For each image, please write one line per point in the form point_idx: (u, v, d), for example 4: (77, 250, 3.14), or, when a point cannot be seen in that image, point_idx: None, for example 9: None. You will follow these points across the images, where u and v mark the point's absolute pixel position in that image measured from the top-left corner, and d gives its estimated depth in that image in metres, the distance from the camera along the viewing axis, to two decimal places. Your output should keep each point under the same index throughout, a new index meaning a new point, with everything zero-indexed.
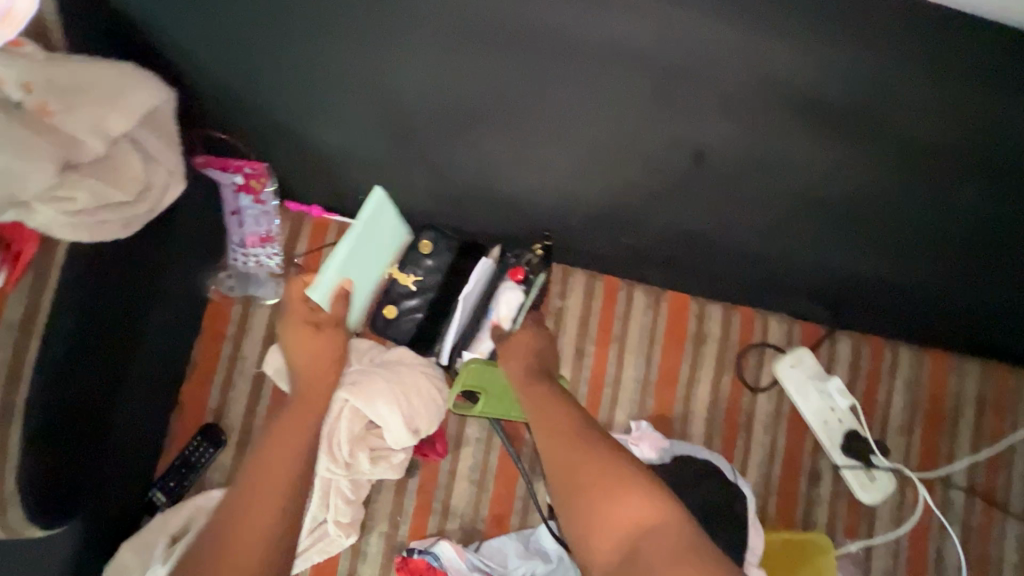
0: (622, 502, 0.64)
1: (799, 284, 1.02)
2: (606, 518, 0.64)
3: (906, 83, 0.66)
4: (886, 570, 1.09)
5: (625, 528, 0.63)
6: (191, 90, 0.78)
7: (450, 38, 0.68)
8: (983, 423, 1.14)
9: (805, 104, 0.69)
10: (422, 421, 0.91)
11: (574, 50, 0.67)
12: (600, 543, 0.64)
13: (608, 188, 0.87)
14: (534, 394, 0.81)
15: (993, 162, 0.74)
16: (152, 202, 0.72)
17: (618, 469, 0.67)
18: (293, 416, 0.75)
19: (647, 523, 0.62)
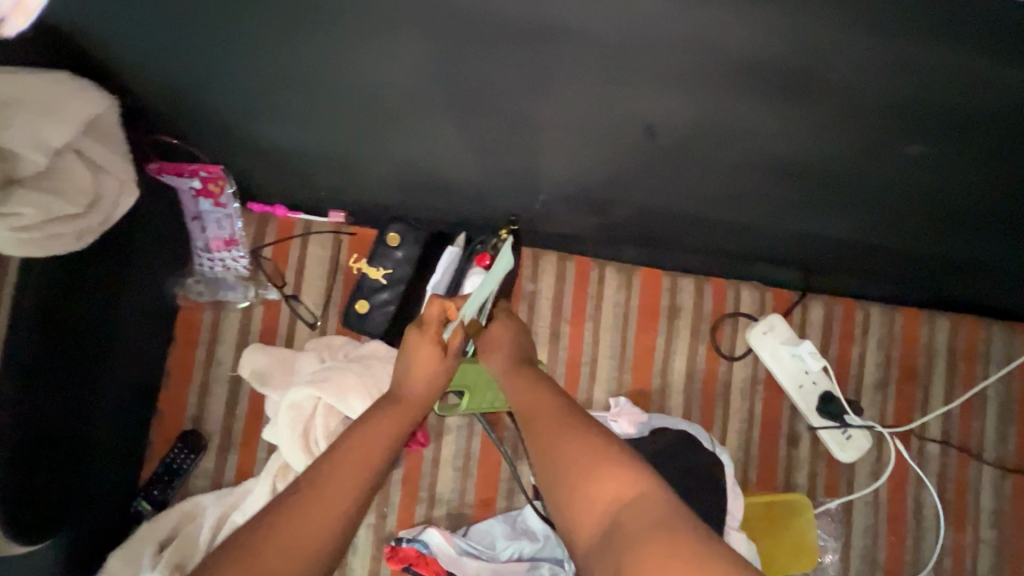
0: (597, 478, 0.60)
1: (766, 251, 1.03)
2: (583, 494, 0.60)
3: (871, 61, 0.62)
4: (866, 524, 1.12)
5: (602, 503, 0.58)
6: (130, 100, 0.75)
7: (389, 38, 0.64)
8: (955, 374, 1.16)
9: (765, 83, 0.66)
10: None
11: (519, 43, 0.63)
12: (580, 522, 0.59)
13: (568, 171, 0.86)
14: (521, 380, 0.79)
15: (959, 131, 0.72)
16: (105, 213, 0.72)
17: (594, 446, 0.63)
18: (383, 424, 0.71)
19: (624, 497, 0.58)
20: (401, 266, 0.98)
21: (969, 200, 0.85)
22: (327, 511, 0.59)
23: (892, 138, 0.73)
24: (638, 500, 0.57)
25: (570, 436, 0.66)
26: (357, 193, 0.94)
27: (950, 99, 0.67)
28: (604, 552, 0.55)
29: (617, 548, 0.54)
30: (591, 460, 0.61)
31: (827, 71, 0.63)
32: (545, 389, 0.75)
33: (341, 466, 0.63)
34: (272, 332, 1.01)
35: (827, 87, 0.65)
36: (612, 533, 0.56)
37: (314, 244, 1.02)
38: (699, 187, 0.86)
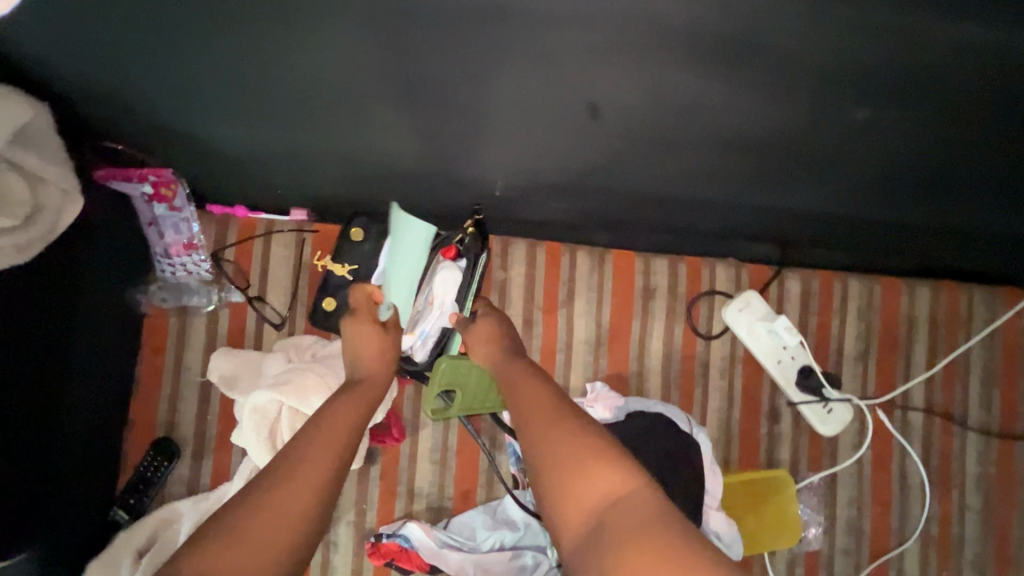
0: (587, 474, 0.60)
1: (738, 226, 1.01)
2: (574, 491, 0.60)
3: (823, 29, 0.59)
4: (851, 496, 1.11)
5: (591, 501, 0.58)
6: (69, 105, 0.74)
7: (319, 28, 0.62)
8: (937, 341, 1.14)
9: (710, 57, 0.64)
10: None
11: (454, 28, 0.61)
12: (568, 518, 0.59)
13: (525, 156, 0.84)
14: (513, 370, 0.77)
15: (921, 96, 0.69)
16: (49, 224, 0.71)
17: (585, 442, 0.63)
18: (349, 402, 0.73)
19: (615, 495, 0.58)
20: (366, 262, 0.96)
21: (936, 164, 0.83)
22: (298, 491, 0.60)
23: (847, 104, 0.71)
24: (628, 498, 0.57)
25: (561, 430, 0.65)
26: (315, 189, 0.93)
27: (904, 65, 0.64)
28: (589, 549, 0.55)
29: (604, 547, 0.54)
30: (582, 457, 0.61)
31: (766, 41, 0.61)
32: (534, 379, 0.74)
33: (313, 445, 0.65)
34: (240, 334, 1.01)
35: (771, 57, 0.63)
36: (599, 531, 0.56)
37: (278, 244, 1.01)
38: (660, 164, 0.85)
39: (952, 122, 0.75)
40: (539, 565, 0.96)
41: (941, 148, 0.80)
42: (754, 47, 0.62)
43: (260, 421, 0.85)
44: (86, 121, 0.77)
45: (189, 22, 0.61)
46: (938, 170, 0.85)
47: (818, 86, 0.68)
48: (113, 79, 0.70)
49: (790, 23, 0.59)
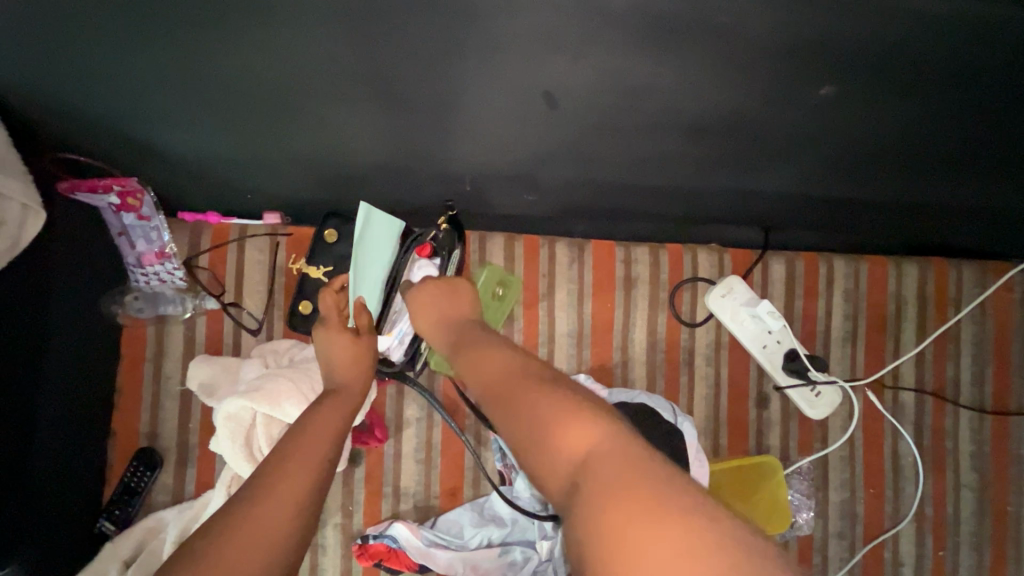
0: (558, 431, 0.51)
1: (717, 210, 1.00)
2: (547, 449, 0.51)
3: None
4: (843, 479, 1.10)
5: (564, 457, 0.50)
6: (25, 116, 0.73)
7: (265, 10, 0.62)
8: (926, 316, 1.12)
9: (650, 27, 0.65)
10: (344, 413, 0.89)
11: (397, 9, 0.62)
12: (549, 485, 0.51)
13: (491, 151, 0.83)
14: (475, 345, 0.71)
15: (872, 55, 0.70)
16: (11, 238, 0.70)
17: (561, 399, 0.55)
18: (327, 414, 0.73)
19: (585, 451, 0.49)
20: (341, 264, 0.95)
21: (905, 135, 0.82)
22: (279, 509, 0.58)
23: (802, 73, 0.71)
24: (598, 447, 0.49)
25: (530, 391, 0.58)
26: (283, 191, 0.92)
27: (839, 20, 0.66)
28: (568, 503, 0.47)
29: (577, 512, 0.45)
30: (551, 411, 0.54)
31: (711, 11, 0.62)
32: (497, 349, 0.68)
33: (291, 461, 0.64)
34: (218, 341, 1.00)
35: (714, 32, 0.66)
36: (575, 484, 0.47)
37: (251, 249, 1.00)
38: (629, 152, 0.83)
39: (910, 89, 0.75)
40: (528, 560, 0.96)
41: (909, 116, 0.79)
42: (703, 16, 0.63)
43: (237, 428, 0.85)
44: (45, 132, 0.76)
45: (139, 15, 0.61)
46: (910, 141, 0.84)
47: (770, 57, 0.69)
48: (67, 88, 0.69)
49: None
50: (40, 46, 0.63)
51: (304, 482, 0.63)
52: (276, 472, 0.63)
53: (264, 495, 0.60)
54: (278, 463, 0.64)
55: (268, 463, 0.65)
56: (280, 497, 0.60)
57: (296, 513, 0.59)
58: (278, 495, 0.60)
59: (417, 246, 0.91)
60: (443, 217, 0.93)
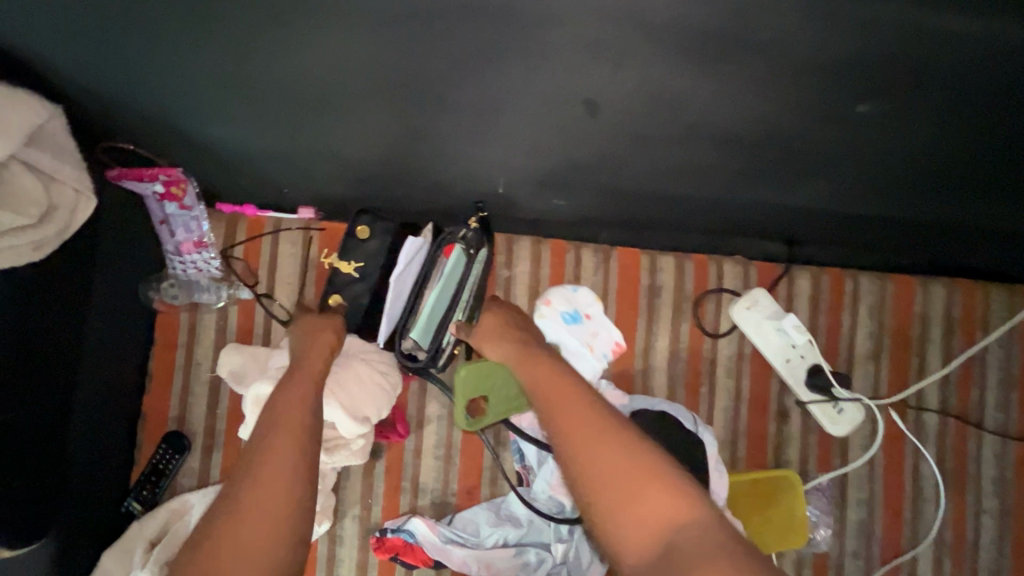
0: (644, 497, 0.58)
1: (743, 222, 1.00)
2: (628, 515, 0.58)
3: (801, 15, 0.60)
4: (861, 498, 1.10)
5: (661, 524, 0.57)
6: (82, 108, 0.76)
7: (310, 19, 0.62)
8: (952, 338, 1.11)
9: (692, 44, 0.64)
10: (370, 409, 0.92)
11: (438, 23, 0.62)
12: (631, 542, 0.57)
13: (525, 156, 0.84)
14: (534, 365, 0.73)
15: (915, 78, 0.69)
16: (62, 223, 0.73)
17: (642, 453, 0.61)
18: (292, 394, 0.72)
19: (680, 522, 0.56)
20: (372, 259, 0.96)
21: (939, 155, 0.82)
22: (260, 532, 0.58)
23: (843, 93, 0.71)
24: (696, 524, 0.56)
25: (609, 441, 0.61)
26: (319, 186, 0.94)
27: (890, 48, 0.64)
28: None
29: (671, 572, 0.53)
30: (627, 462, 0.60)
31: (751, 30, 0.62)
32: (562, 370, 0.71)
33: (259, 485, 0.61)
34: (249, 330, 1.03)
35: (758, 48, 0.64)
36: (667, 560, 0.54)
37: (285, 242, 1.03)
38: (661, 160, 0.84)
39: (948, 111, 0.74)
40: (542, 562, 0.97)
41: (944, 138, 0.79)
42: (744, 33, 0.63)
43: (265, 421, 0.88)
44: (98, 122, 0.79)
45: (187, 15, 0.62)
46: (944, 160, 0.83)
47: (811, 76, 0.68)
48: (122, 82, 0.72)
49: (776, 13, 0.60)
50: (98, 44, 0.66)
51: (279, 500, 0.60)
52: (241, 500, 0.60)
53: (235, 532, 0.58)
54: (245, 490, 0.60)
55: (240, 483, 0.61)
56: (253, 523, 0.58)
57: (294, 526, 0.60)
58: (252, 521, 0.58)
59: (445, 246, 0.92)
60: (473, 219, 0.94)
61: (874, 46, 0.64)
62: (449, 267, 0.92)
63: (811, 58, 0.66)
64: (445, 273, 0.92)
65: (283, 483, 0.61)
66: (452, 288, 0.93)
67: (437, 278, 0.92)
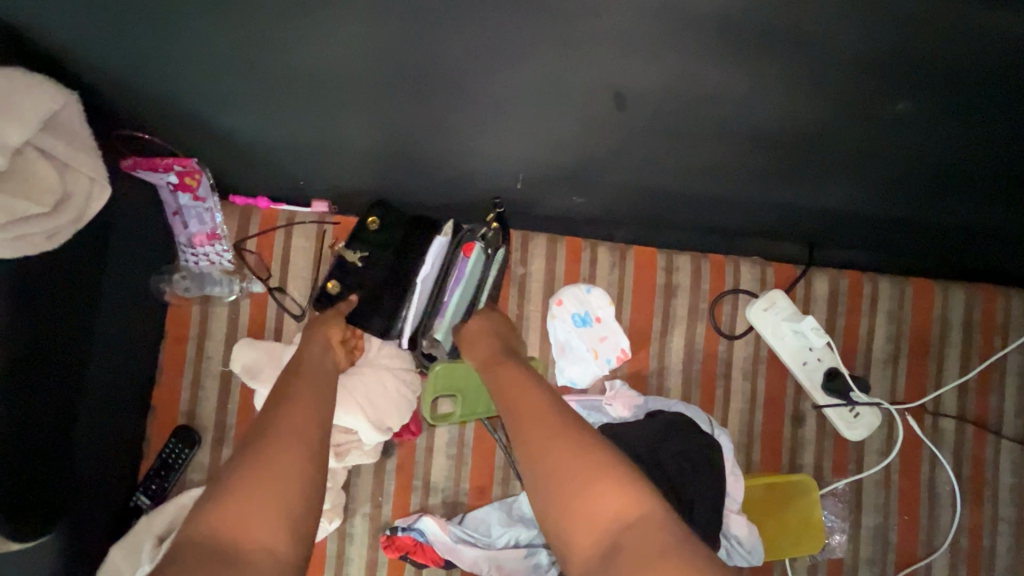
0: (594, 491, 0.57)
1: (763, 222, 0.99)
2: (574, 513, 0.57)
3: (839, 7, 0.59)
4: (877, 503, 1.08)
5: (608, 520, 0.55)
6: (97, 95, 0.75)
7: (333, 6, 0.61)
8: (972, 343, 1.10)
9: (725, 36, 0.62)
10: (390, 415, 0.92)
11: (466, 10, 0.60)
12: (579, 538, 0.56)
13: (547, 150, 0.83)
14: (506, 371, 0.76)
15: (952, 75, 0.67)
16: (76, 212, 0.72)
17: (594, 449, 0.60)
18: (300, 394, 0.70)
19: (626, 517, 0.55)
20: (379, 250, 0.96)
21: (969, 155, 0.81)
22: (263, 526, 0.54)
23: (876, 91, 0.70)
24: (647, 521, 0.54)
25: (560, 445, 0.61)
26: (334, 179, 0.93)
27: (930, 43, 0.63)
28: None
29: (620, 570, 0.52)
30: (576, 457, 0.59)
31: (787, 23, 0.60)
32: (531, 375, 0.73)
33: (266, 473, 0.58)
34: (260, 324, 1.03)
35: (792, 43, 0.63)
36: (611, 558, 0.53)
37: (299, 235, 1.02)
38: (684, 157, 0.83)
39: (982, 110, 0.73)
40: (554, 563, 0.96)
41: (975, 139, 0.78)
42: (780, 26, 0.61)
43: None
44: (112, 110, 0.78)
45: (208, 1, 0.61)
46: (973, 162, 0.82)
47: (847, 71, 0.66)
48: (139, 69, 0.70)
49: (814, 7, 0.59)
50: (116, 29, 0.65)
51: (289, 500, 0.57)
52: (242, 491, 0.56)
53: (238, 520, 0.54)
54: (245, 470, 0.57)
55: (235, 470, 0.58)
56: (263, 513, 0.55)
57: (296, 525, 0.56)
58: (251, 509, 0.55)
59: (465, 244, 0.93)
60: (491, 217, 0.94)
61: (913, 41, 0.62)
62: (470, 266, 0.93)
63: (846, 52, 0.64)
64: (466, 272, 0.93)
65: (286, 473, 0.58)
66: (471, 285, 0.95)
67: (454, 275, 0.94)
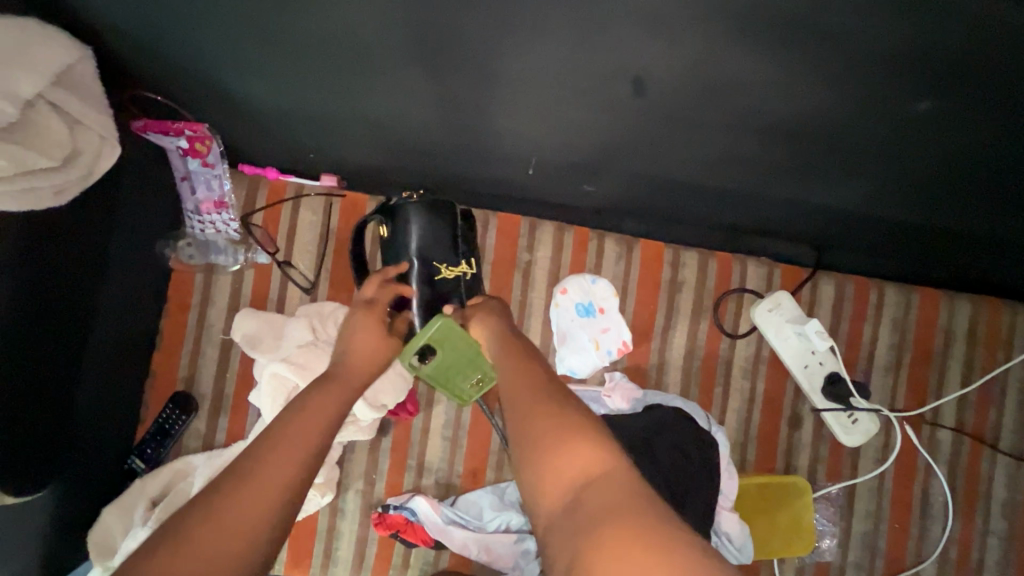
0: (563, 449, 0.58)
1: (774, 221, 0.98)
2: (545, 471, 0.58)
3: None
4: (869, 509, 1.08)
5: (574, 476, 0.56)
6: (107, 53, 0.74)
7: None
8: (975, 356, 1.09)
9: (742, 26, 0.61)
10: (388, 396, 0.93)
11: None
12: (548, 495, 0.57)
13: (560, 132, 0.82)
14: (501, 342, 0.76)
15: (974, 78, 0.66)
16: (85, 168, 0.71)
17: (566, 415, 0.62)
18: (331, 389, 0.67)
19: (591, 473, 0.55)
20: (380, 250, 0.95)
21: (985, 162, 0.80)
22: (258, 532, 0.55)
23: (894, 91, 0.69)
24: (609, 477, 0.55)
25: (541, 411, 0.63)
26: (344, 154, 0.93)
27: (952, 44, 0.61)
28: (564, 529, 0.53)
29: (582, 524, 0.52)
30: (551, 422, 0.61)
31: (811, 13, 0.59)
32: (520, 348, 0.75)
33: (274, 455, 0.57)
34: (264, 297, 1.02)
35: (815, 34, 0.61)
36: (572, 512, 0.54)
37: (306, 208, 1.02)
38: (696, 149, 0.82)
39: (1003, 116, 0.71)
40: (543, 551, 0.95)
41: (993, 146, 0.76)
42: (804, 17, 0.60)
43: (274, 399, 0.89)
44: (123, 70, 0.77)
45: None
46: (989, 169, 0.81)
47: (869, 67, 0.65)
48: (149, 28, 0.70)
49: (846, 2, 0.58)
50: None
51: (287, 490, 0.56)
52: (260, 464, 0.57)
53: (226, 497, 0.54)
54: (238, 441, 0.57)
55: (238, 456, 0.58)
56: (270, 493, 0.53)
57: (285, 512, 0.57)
58: (267, 489, 0.55)
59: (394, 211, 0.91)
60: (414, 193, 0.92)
61: (936, 38, 0.61)
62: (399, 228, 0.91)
63: (870, 51, 0.63)
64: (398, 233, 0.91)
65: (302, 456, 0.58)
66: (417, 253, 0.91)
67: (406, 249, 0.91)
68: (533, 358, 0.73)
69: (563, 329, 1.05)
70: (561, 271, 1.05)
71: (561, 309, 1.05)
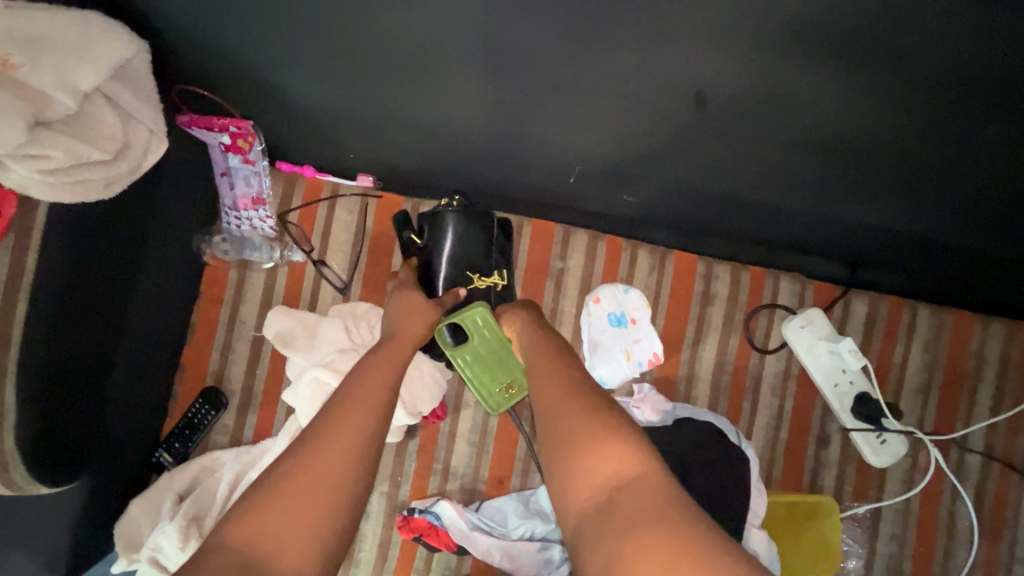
0: (597, 449, 0.58)
1: (810, 238, 0.98)
2: (577, 471, 0.58)
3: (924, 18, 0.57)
4: (895, 532, 1.07)
5: (608, 479, 0.56)
6: (158, 47, 0.75)
7: None
8: (1006, 384, 1.08)
9: (802, 40, 0.61)
10: (424, 404, 0.94)
11: None
12: (579, 494, 0.57)
13: (605, 142, 0.82)
14: (532, 338, 0.76)
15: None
16: (134, 161, 0.71)
17: (600, 415, 0.61)
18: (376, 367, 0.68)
19: (626, 475, 0.55)
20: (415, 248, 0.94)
21: None
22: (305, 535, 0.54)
23: (948, 111, 0.68)
24: (645, 482, 0.54)
25: (573, 409, 0.62)
26: (383, 155, 0.93)
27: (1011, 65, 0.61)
28: (595, 527, 0.53)
29: (617, 529, 0.52)
30: (585, 421, 0.60)
31: (872, 30, 0.59)
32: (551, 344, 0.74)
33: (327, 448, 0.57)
34: (296, 295, 1.02)
35: (874, 51, 0.61)
36: (606, 515, 0.53)
37: (341, 208, 1.02)
38: (741, 164, 0.82)
39: None
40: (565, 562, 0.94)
41: None
42: (864, 34, 0.60)
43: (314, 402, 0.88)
44: (173, 64, 0.77)
45: None
46: None
47: (926, 86, 0.65)
48: (204, 24, 0.70)
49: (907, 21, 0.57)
50: None
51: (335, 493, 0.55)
52: (308, 462, 0.57)
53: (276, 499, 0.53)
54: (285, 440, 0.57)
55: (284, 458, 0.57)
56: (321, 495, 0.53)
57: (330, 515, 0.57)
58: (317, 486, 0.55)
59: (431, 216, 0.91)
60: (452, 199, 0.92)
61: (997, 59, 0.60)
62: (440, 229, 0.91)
63: (927, 71, 0.63)
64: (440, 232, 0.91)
65: (348, 457, 0.58)
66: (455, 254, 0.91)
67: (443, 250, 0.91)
68: (564, 355, 0.72)
69: (596, 337, 1.05)
70: (593, 280, 1.05)
71: (594, 318, 1.05)
